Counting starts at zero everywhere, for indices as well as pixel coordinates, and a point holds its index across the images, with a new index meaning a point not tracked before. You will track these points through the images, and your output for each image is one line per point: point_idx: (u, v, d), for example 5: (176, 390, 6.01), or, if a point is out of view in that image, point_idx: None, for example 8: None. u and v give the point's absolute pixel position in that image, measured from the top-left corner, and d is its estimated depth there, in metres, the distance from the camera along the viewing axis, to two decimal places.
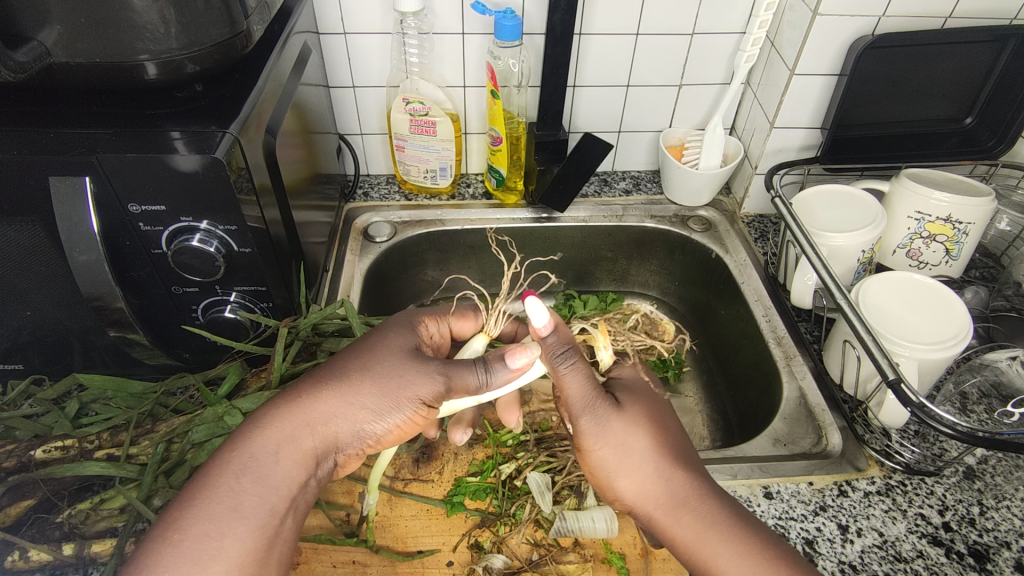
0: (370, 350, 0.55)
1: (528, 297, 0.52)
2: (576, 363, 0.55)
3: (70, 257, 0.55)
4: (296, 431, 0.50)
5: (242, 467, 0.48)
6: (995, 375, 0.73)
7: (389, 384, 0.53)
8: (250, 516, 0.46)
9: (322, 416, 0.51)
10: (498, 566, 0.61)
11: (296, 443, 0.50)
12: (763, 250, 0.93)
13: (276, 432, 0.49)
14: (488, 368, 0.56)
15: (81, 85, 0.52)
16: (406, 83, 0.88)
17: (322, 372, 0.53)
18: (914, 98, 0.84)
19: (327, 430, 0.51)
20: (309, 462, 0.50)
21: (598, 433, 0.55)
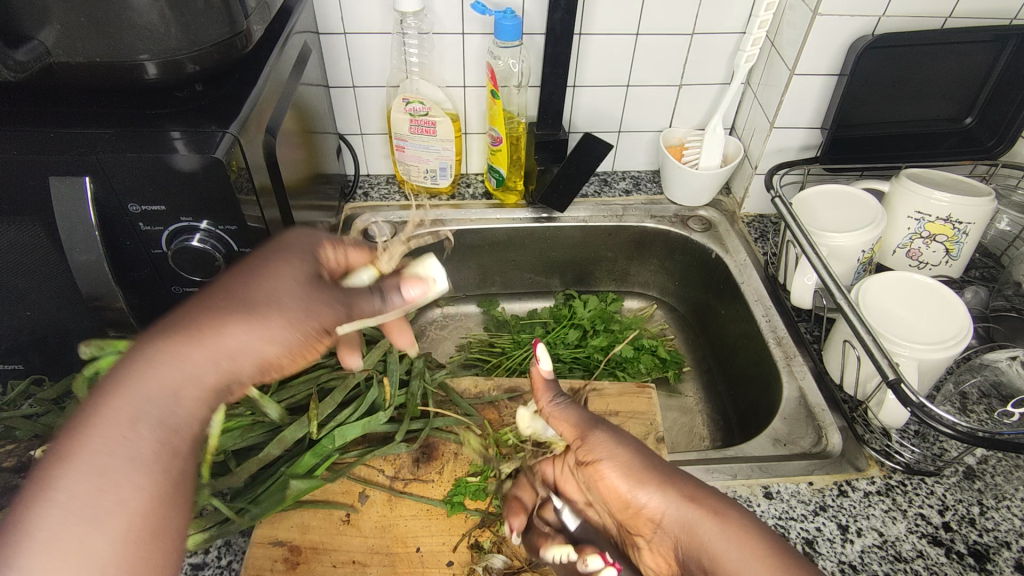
0: (267, 269, 0.41)
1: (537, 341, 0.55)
2: (572, 404, 0.58)
3: (71, 257, 0.55)
4: (178, 379, 0.36)
5: (134, 415, 0.35)
6: (995, 375, 0.73)
7: (311, 310, 0.40)
8: (145, 472, 0.34)
9: (228, 350, 0.37)
10: (498, 566, 0.61)
11: (194, 387, 0.37)
12: (763, 250, 0.93)
13: (165, 372, 0.36)
14: (391, 293, 0.44)
15: (81, 85, 0.52)
16: (406, 82, 0.88)
17: (205, 301, 0.38)
18: (914, 98, 0.84)
19: (223, 374, 0.37)
20: (211, 406, 0.38)
21: (608, 447, 0.54)
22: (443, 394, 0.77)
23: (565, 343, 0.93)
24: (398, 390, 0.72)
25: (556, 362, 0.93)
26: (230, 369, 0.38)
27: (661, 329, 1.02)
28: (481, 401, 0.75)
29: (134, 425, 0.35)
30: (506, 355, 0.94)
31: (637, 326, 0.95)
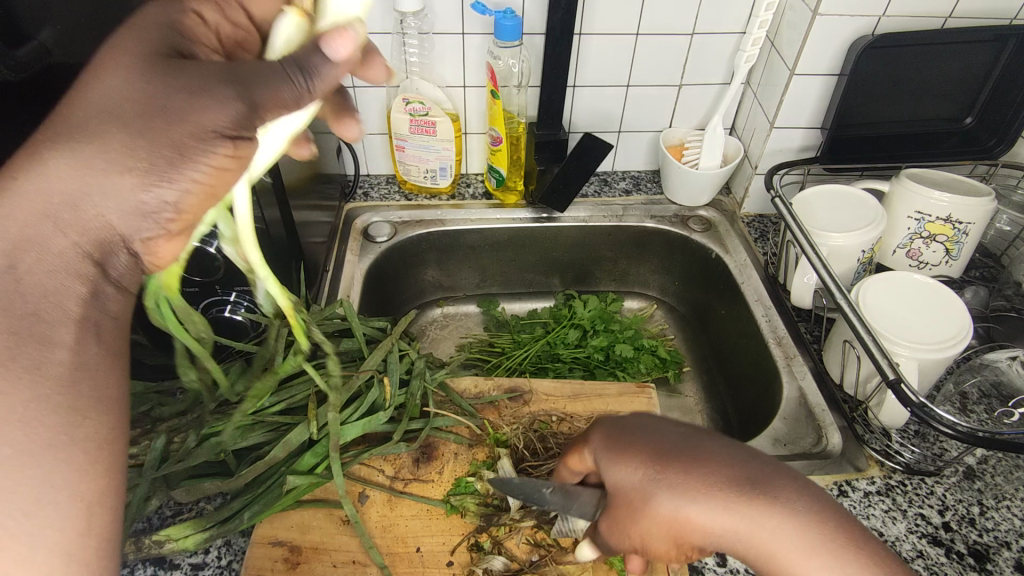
0: (104, 88, 0.40)
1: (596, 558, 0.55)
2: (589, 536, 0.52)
3: None
4: (38, 219, 0.37)
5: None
6: (995, 375, 0.73)
7: (158, 121, 0.38)
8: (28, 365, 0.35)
9: (75, 194, 0.37)
10: (498, 568, 0.61)
11: (45, 243, 0.37)
12: (763, 250, 0.93)
13: (3, 235, 0.36)
14: (312, 67, 0.40)
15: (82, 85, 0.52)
16: (406, 82, 0.89)
17: (58, 142, 0.37)
18: (914, 98, 0.84)
19: (88, 208, 0.37)
20: (82, 262, 0.38)
21: (622, 540, 0.48)
22: (443, 394, 0.77)
23: (565, 342, 0.93)
24: (398, 390, 0.72)
25: (556, 362, 0.93)
26: (84, 207, 0.37)
27: (661, 329, 1.02)
28: (481, 401, 0.75)
29: (8, 357, 0.34)
30: (506, 355, 0.94)
31: (637, 326, 0.94)
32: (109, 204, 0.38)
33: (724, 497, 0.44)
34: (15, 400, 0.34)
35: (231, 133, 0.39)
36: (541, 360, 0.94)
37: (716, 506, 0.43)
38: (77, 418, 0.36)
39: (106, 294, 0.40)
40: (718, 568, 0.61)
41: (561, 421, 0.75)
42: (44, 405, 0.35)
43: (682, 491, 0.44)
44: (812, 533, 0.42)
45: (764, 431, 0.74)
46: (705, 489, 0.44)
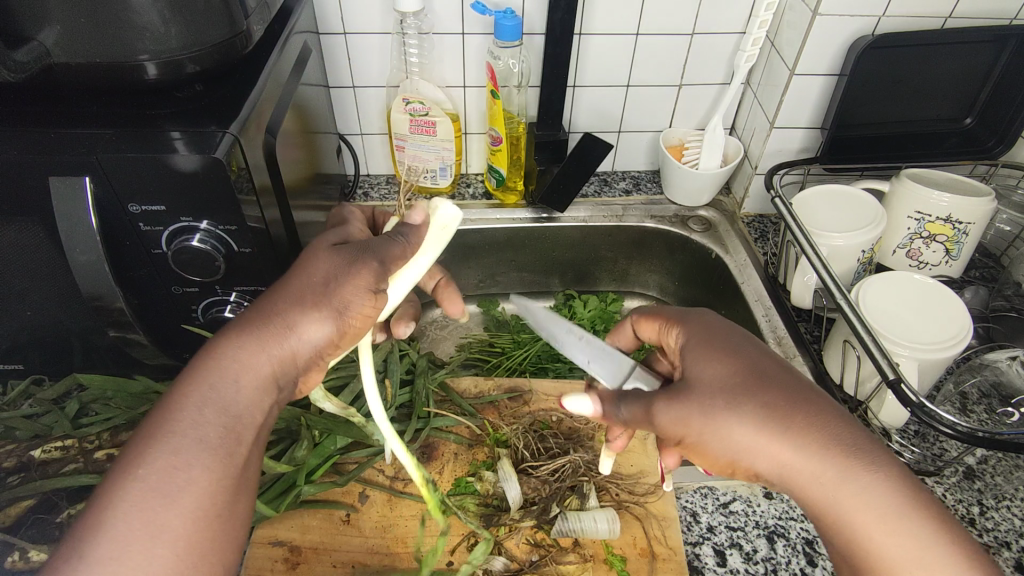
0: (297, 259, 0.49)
1: (565, 405, 0.54)
2: (627, 398, 0.50)
3: (70, 257, 0.55)
4: (252, 355, 0.45)
5: (202, 398, 0.43)
6: (995, 375, 0.72)
7: (332, 286, 0.47)
8: (218, 447, 0.42)
9: (279, 335, 0.46)
10: (498, 568, 0.62)
11: (254, 369, 0.45)
12: (763, 250, 0.93)
13: (231, 361, 0.44)
14: (407, 231, 0.56)
15: (81, 85, 0.52)
16: (406, 82, 0.88)
17: (266, 294, 0.47)
18: (914, 98, 0.84)
19: (283, 347, 0.46)
20: (271, 385, 0.46)
21: (677, 423, 0.46)
22: (443, 394, 0.77)
23: None
24: (399, 391, 0.74)
25: (556, 363, 0.93)
26: (278, 345, 0.46)
27: None
28: (481, 401, 0.75)
29: (198, 415, 0.42)
30: (506, 355, 0.94)
31: None
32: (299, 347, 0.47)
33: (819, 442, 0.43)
34: (178, 457, 0.41)
35: (371, 293, 0.49)
36: (540, 360, 0.94)
37: (807, 441, 0.43)
38: (225, 506, 0.41)
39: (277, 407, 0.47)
40: (718, 568, 0.61)
41: (561, 420, 0.75)
42: (208, 480, 0.41)
43: (781, 413, 0.44)
44: (898, 496, 0.42)
45: None
46: (811, 430, 0.44)
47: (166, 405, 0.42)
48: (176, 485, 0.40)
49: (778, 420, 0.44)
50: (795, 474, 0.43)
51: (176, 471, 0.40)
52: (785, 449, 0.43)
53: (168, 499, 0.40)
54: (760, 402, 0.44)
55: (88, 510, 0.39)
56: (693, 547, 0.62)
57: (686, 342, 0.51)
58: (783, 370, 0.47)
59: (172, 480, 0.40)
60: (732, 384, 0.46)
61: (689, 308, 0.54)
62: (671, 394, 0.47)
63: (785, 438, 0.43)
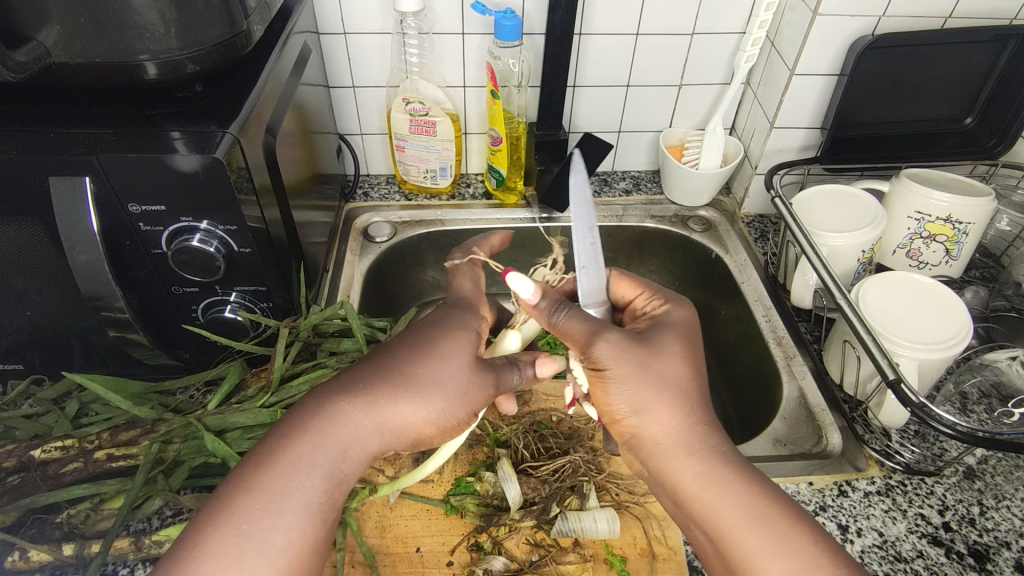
0: (438, 347, 0.53)
1: (510, 273, 0.55)
2: (574, 308, 0.56)
3: (70, 257, 0.55)
4: (366, 429, 0.49)
5: (311, 465, 0.47)
6: (995, 375, 0.73)
7: (450, 389, 0.52)
8: (315, 512, 0.47)
9: (394, 423, 0.50)
10: (498, 568, 0.61)
11: (362, 447, 0.49)
12: (763, 250, 0.93)
13: (345, 435, 0.49)
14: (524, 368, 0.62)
15: (81, 85, 0.52)
16: (406, 82, 0.88)
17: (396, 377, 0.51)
18: (914, 98, 0.84)
19: (392, 431, 0.51)
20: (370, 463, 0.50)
21: (614, 358, 0.53)
22: None
23: None
24: None
25: None
26: (388, 430, 0.50)
27: None
28: None
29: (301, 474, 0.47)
30: None
31: None
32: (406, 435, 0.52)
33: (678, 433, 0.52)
34: (275, 518, 0.45)
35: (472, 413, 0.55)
36: None
37: (677, 411, 0.52)
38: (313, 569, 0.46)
39: None
40: None
41: (561, 420, 0.75)
42: (304, 544, 0.46)
43: (673, 382, 0.53)
44: (738, 474, 0.50)
45: (764, 431, 0.74)
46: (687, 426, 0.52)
47: (275, 472, 0.46)
48: (272, 547, 0.44)
49: (665, 386, 0.53)
50: (658, 430, 0.52)
51: (279, 531, 0.45)
52: (660, 407, 0.52)
53: (268, 558, 0.44)
54: (660, 371, 0.53)
55: (191, 559, 0.43)
56: (693, 546, 0.62)
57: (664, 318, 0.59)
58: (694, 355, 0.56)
59: (273, 541, 0.45)
60: (658, 353, 0.54)
61: (682, 296, 0.62)
62: (620, 337, 0.55)
63: (664, 400, 0.52)
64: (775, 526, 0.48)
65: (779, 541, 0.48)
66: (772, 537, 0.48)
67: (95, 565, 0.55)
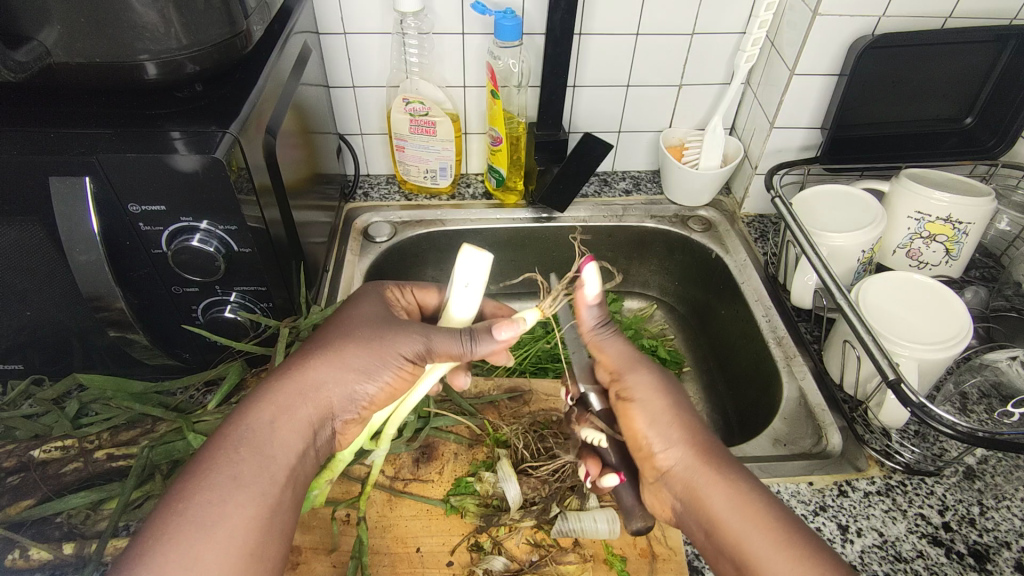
0: (344, 317, 0.57)
1: (587, 263, 0.59)
2: (616, 333, 0.63)
3: (70, 257, 0.55)
4: (290, 397, 0.51)
5: (239, 439, 0.48)
6: (995, 375, 0.73)
7: (373, 342, 0.55)
8: (250, 485, 0.47)
9: (316, 382, 0.52)
10: (498, 568, 0.60)
11: (290, 413, 0.51)
12: (763, 250, 0.93)
13: (271, 404, 0.50)
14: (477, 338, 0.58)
15: (81, 85, 0.52)
16: (406, 82, 0.88)
17: (312, 345, 0.54)
18: (913, 98, 0.84)
19: (318, 394, 0.52)
20: (307, 429, 0.51)
21: (645, 390, 0.58)
22: (443, 394, 0.77)
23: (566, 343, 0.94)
24: None
25: (557, 362, 0.93)
26: (315, 392, 0.52)
27: (661, 329, 1.02)
28: (481, 401, 0.76)
29: (233, 446, 0.48)
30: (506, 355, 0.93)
31: (636, 326, 0.94)
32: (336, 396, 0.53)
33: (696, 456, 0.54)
34: (215, 495, 0.45)
35: (404, 361, 0.56)
36: (541, 360, 0.93)
37: (698, 441, 0.55)
38: (255, 545, 0.45)
39: (312, 454, 0.52)
40: None
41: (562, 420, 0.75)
42: (242, 516, 0.45)
43: (694, 417, 0.57)
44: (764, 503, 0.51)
45: (764, 430, 0.74)
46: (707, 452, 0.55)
47: (211, 452, 0.47)
48: (209, 520, 0.44)
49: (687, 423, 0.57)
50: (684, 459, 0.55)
51: (221, 506, 0.45)
52: (683, 438, 0.56)
53: (206, 534, 0.44)
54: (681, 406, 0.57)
55: (135, 543, 0.43)
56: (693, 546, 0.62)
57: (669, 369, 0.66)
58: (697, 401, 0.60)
59: (213, 517, 0.45)
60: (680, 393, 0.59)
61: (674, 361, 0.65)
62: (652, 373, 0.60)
63: (684, 432, 0.56)
64: (807, 556, 0.48)
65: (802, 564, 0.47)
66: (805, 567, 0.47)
67: (94, 565, 0.54)
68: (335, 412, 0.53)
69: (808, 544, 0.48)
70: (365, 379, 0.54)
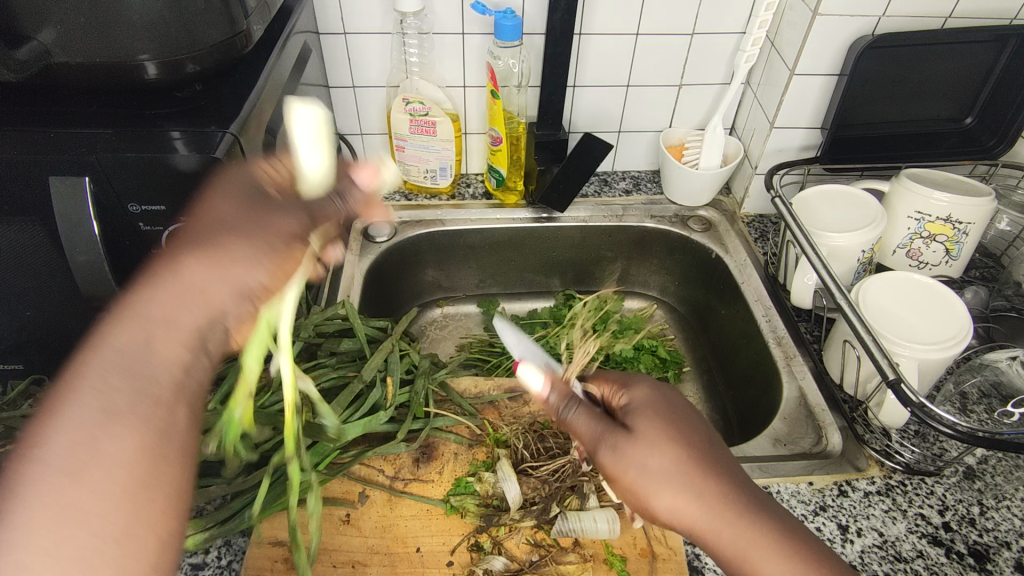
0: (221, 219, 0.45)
1: (519, 369, 0.55)
2: (582, 407, 0.55)
3: (70, 257, 0.55)
4: (168, 304, 0.40)
5: (105, 364, 0.37)
6: (995, 375, 0.73)
7: (260, 234, 0.45)
8: (128, 414, 0.37)
9: (197, 285, 0.41)
10: (499, 568, 0.60)
11: (169, 324, 0.40)
12: (763, 250, 0.93)
13: (148, 310, 0.40)
14: (347, 196, 0.51)
15: (82, 85, 0.52)
16: (406, 82, 0.88)
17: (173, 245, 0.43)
18: (913, 98, 0.84)
19: (199, 296, 0.41)
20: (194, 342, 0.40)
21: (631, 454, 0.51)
22: (443, 394, 0.77)
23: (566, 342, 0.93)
24: (398, 390, 0.72)
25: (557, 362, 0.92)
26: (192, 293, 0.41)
27: (661, 329, 1.02)
28: (481, 401, 0.75)
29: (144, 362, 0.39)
30: (506, 355, 0.93)
31: (637, 326, 0.94)
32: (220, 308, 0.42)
33: (707, 499, 0.49)
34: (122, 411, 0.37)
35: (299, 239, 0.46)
36: None
37: (689, 440, 0.52)
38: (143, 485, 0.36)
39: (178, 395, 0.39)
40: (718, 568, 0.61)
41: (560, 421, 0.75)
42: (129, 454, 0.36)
43: (690, 453, 0.51)
44: (786, 533, 0.47)
45: (764, 430, 0.74)
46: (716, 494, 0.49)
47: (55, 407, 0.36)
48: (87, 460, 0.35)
49: (675, 425, 0.53)
50: (675, 461, 0.50)
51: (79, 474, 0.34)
52: (673, 439, 0.52)
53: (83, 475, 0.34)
54: (678, 447, 0.51)
55: None
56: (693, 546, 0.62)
57: (631, 386, 0.58)
58: (671, 402, 0.56)
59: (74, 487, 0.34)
60: (669, 432, 0.52)
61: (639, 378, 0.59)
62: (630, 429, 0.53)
63: (672, 433, 0.52)
64: None
65: None
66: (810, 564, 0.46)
67: None
68: (206, 341, 0.41)
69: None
70: (254, 277, 0.43)
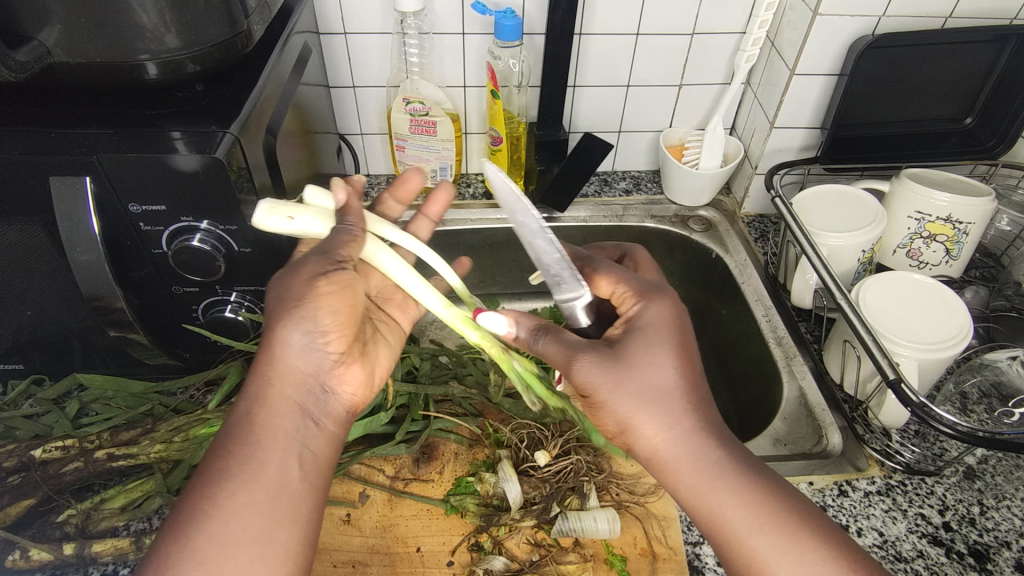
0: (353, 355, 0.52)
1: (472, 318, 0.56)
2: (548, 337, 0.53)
3: (71, 257, 0.55)
4: (288, 431, 0.46)
5: (247, 494, 0.43)
6: (995, 375, 0.73)
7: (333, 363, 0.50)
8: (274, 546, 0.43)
9: (296, 410, 0.47)
10: (499, 568, 0.61)
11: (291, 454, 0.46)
12: (763, 250, 0.93)
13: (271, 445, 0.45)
14: None
15: (82, 85, 0.52)
16: (406, 82, 0.88)
17: (289, 408, 0.47)
18: (912, 99, 0.84)
19: (281, 393, 0.47)
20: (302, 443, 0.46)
21: (602, 376, 0.49)
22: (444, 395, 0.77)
23: None
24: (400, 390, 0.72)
25: None
26: (287, 390, 0.47)
27: None
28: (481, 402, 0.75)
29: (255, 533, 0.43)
30: None
31: None
32: (294, 394, 0.47)
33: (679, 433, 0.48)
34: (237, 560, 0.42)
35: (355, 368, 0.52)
36: None
37: (687, 371, 0.49)
38: None
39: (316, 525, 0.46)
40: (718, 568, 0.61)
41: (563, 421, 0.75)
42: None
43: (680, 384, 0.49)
44: (753, 477, 0.47)
45: (764, 430, 0.74)
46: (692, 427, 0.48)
47: (204, 506, 0.43)
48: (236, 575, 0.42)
49: (681, 350, 0.50)
50: (658, 385, 0.48)
51: (240, 550, 0.42)
52: (668, 363, 0.49)
53: None
54: (661, 378, 0.48)
55: None
56: (693, 546, 0.62)
57: (651, 297, 0.52)
58: (688, 324, 0.52)
59: (235, 560, 0.42)
60: (658, 355, 0.49)
61: (660, 286, 0.54)
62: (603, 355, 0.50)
63: (672, 357, 0.49)
64: (794, 537, 0.45)
65: (791, 541, 0.45)
66: (781, 532, 0.46)
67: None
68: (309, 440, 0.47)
69: (792, 523, 0.46)
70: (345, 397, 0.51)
